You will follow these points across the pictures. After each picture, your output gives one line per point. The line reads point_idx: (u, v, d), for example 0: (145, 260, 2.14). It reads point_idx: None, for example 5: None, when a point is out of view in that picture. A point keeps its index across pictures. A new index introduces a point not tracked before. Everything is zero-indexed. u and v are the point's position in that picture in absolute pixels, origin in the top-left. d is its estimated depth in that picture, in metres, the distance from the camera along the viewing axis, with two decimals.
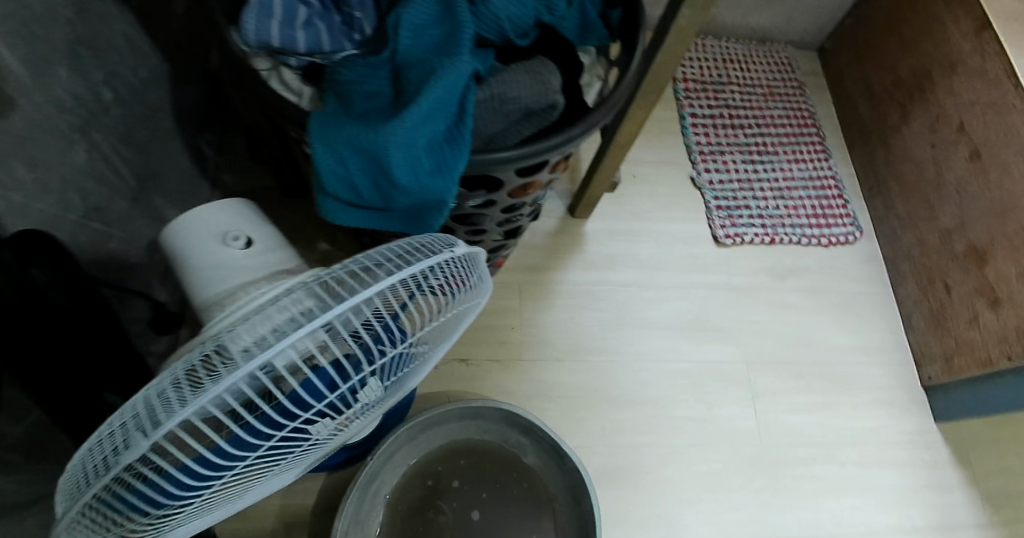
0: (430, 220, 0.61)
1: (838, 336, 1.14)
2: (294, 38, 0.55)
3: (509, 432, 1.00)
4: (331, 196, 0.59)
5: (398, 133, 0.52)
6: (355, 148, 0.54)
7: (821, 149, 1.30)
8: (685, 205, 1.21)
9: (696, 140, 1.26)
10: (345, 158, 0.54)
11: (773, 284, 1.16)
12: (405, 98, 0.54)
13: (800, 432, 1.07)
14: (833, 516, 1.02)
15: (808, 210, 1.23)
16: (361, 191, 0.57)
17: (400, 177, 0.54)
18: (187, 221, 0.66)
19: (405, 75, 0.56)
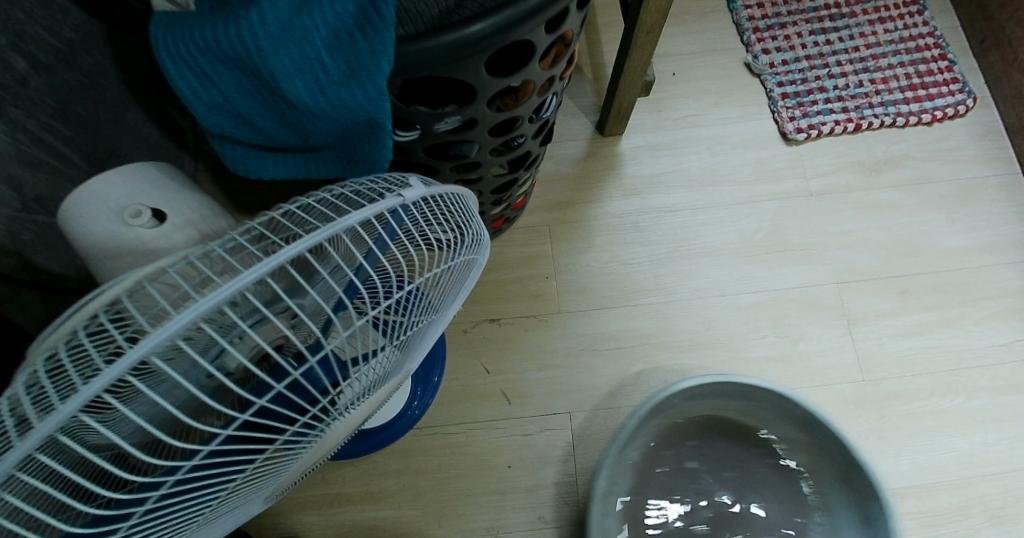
0: (370, 151, 0.42)
1: (956, 236, 0.90)
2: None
3: (760, 414, 0.73)
4: (227, 138, 0.42)
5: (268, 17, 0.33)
6: (218, 55, 0.35)
7: (911, 2, 1.02)
8: (742, 100, 0.97)
9: (748, 15, 1.01)
10: (211, 71, 0.36)
11: (866, 181, 0.92)
12: None
13: (914, 361, 0.85)
14: (966, 459, 0.81)
15: (902, 82, 0.97)
16: (259, 122, 0.39)
17: (292, 90, 0.35)
18: (75, 202, 0.48)
19: None
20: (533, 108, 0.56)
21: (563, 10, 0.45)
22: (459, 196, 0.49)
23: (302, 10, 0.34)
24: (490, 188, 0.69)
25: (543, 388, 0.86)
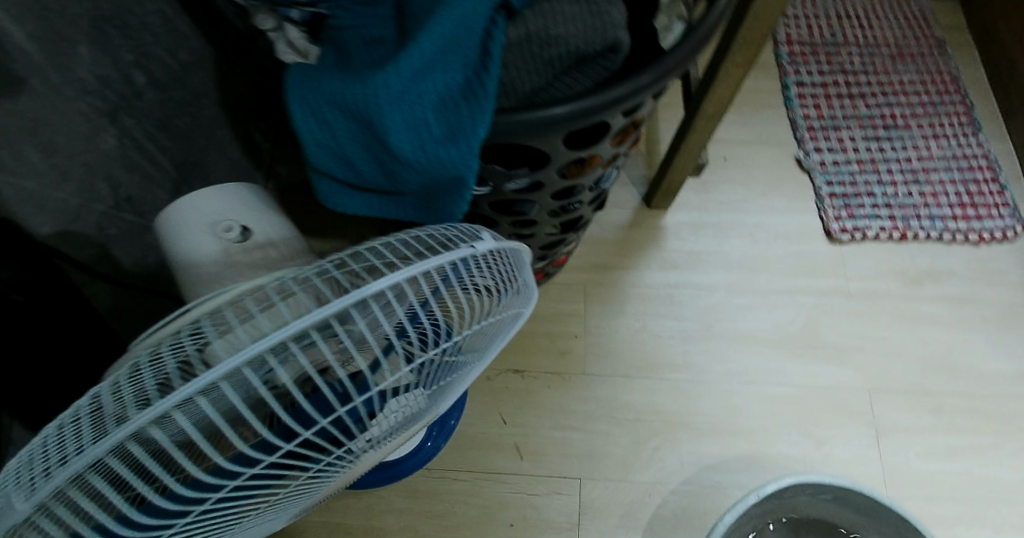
0: (453, 205, 0.44)
1: (993, 359, 0.89)
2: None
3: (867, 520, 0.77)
4: (327, 174, 0.45)
5: (389, 79, 0.37)
6: (339, 107, 0.39)
7: (967, 122, 1.03)
8: (790, 193, 0.99)
9: (804, 113, 1.04)
10: (330, 120, 0.40)
11: (906, 290, 0.93)
12: (407, 37, 0.38)
13: (939, 480, 0.83)
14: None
15: (950, 198, 0.98)
16: (360, 167, 0.43)
17: (398, 145, 0.38)
18: (176, 214, 0.51)
19: (410, 9, 0.40)
20: (595, 178, 0.59)
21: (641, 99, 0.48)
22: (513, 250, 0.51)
23: (421, 73, 0.37)
24: (538, 245, 0.71)
25: (557, 448, 0.86)
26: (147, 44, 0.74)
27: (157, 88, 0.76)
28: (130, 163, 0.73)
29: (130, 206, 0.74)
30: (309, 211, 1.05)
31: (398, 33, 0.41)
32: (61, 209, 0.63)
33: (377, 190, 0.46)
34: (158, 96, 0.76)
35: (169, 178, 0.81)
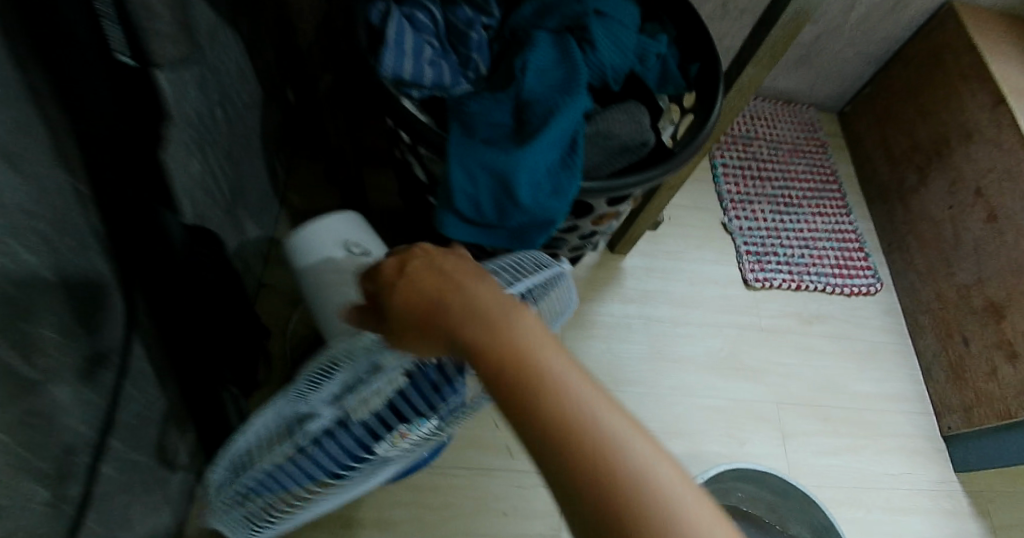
0: (538, 239, 0.62)
1: (863, 383, 1.17)
2: (422, 72, 0.60)
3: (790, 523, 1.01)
4: (450, 212, 0.59)
5: (527, 157, 0.55)
6: (484, 170, 0.56)
7: (842, 205, 1.36)
8: (718, 249, 1.27)
9: (727, 189, 1.33)
10: (473, 178, 0.56)
11: (800, 327, 1.21)
12: (531, 128, 0.57)
13: (826, 473, 1.09)
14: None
15: (832, 260, 1.29)
16: (482, 210, 0.58)
17: (524, 198, 0.56)
18: (318, 229, 0.69)
19: (527, 107, 0.58)
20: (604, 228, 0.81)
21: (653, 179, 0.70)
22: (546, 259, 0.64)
23: (547, 149, 0.56)
24: None
25: None
26: None
27: None
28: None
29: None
30: None
31: (513, 119, 0.58)
32: None
33: (482, 226, 0.60)
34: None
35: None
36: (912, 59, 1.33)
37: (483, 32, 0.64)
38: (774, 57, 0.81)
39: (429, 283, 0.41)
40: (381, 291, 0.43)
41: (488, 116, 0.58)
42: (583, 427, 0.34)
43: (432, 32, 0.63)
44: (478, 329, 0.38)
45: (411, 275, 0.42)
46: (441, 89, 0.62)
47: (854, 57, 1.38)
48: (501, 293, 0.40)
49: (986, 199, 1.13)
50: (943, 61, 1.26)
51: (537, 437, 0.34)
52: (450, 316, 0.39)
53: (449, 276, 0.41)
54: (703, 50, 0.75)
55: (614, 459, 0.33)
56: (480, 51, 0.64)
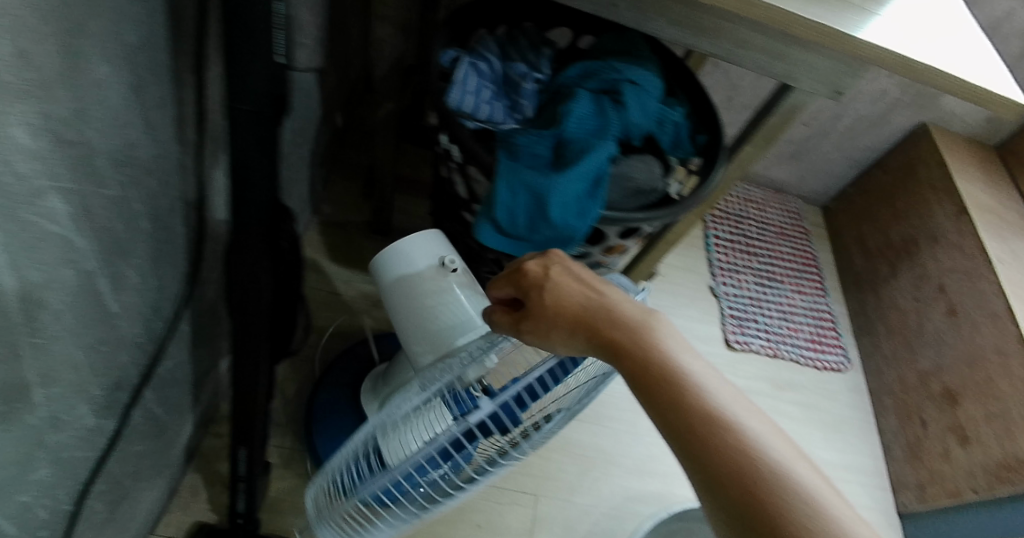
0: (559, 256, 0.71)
1: (827, 451, 1.24)
2: (480, 109, 0.72)
3: None
4: (487, 222, 0.68)
5: (562, 182, 0.65)
6: (524, 189, 0.66)
7: (820, 288, 1.48)
8: (705, 310, 1.38)
9: (717, 257, 1.46)
10: (514, 195, 0.66)
11: (773, 392, 1.30)
12: (567, 160, 0.67)
13: None
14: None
15: (807, 335, 1.40)
16: (516, 223, 0.67)
17: (554, 217, 0.66)
18: (412, 241, 0.78)
19: (565, 144, 0.69)
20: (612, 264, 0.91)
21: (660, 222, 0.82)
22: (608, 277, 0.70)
23: (579, 179, 0.66)
24: None
25: (521, 468, 1.11)
26: None
27: None
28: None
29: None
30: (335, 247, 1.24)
31: (551, 152, 0.69)
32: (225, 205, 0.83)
33: (512, 239, 0.70)
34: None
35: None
36: (890, 167, 1.49)
37: (533, 84, 0.76)
38: (769, 140, 0.94)
39: (586, 300, 0.50)
40: (527, 293, 0.51)
41: (530, 147, 0.68)
42: (752, 443, 0.40)
43: (491, 77, 0.75)
44: (637, 342, 0.46)
45: (565, 295, 0.50)
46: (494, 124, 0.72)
47: (839, 159, 1.55)
48: (648, 318, 0.48)
49: (947, 296, 1.26)
50: (917, 172, 1.41)
51: (680, 437, 0.42)
52: (610, 336, 0.47)
53: (604, 307, 0.50)
54: (711, 123, 0.88)
55: (767, 456, 0.40)
56: (528, 99, 0.76)
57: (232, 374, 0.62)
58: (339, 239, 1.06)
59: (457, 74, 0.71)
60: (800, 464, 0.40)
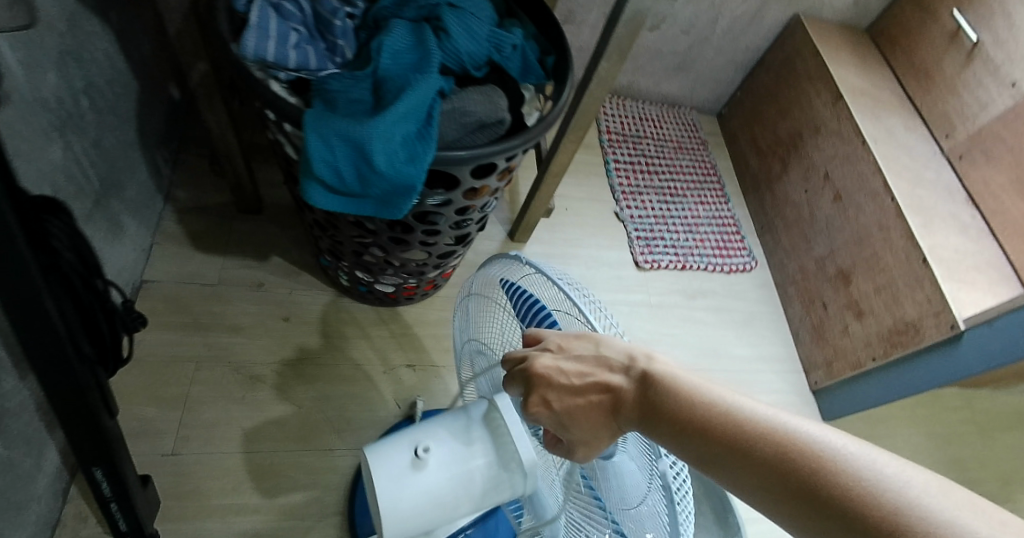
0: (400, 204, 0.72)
1: (739, 347, 1.29)
2: (287, 55, 0.71)
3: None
4: (315, 181, 0.69)
5: (378, 126, 0.66)
6: (342, 139, 0.66)
7: (721, 195, 1.51)
8: (613, 236, 1.37)
9: (619, 181, 1.45)
10: (333, 147, 0.66)
11: (685, 302, 1.33)
12: (385, 102, 0.68)
13: None
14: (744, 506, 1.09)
15: (712, 243, 1.43)
16: (344, 176, 0.68)
17: (380, 162, 0.67)
18: (387, 485, 0.73)
19: (383, 85, 0.70)
20: (482, 204, 0.92)
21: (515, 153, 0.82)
22: (492, 269, 0.76)
23: (399, 121, 0.67)
24: (436, 253, 1.01)
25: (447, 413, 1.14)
26: (116, 87, 0.93)
27: (115, 114, 0.94)
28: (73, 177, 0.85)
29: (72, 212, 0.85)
30: (221, 234, 1.19)
31: (371, 97, 0.70)
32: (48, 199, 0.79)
33: (346, 194, 0.71)
34: (95, 119, 0.89)
35: (93, 191, 0.91)
36: (771, 65, 1.51)
37: (347, 21, 0.76)
38: (623, 53, 0.94)
39: (605, 402, 0.54)
40: (561, 431, 0.55)
41: (347, 94, 0.69)
42: (816, 467, 0.44)
43: (300, 21, 0.75)
44: (677, 414, 0.50)
45: (574, 403, 0.55)
46: (308, 71, 0.73)
47: (723, 64, 1.56)
48: (640, 381, 0.53)
49: (832, 182, 1.30)
50: (795, 65, 1.43)
51: (756, 482, 0.46)
52: (640, 418, 0.52)
53: (603, 391, 0.55)
54: (558, 46, 0.88)
55: (840, 482, 0.43)
56: (345, 40, 0.75)
57: (44, 379, 0.67)
58: (197, 222, 1.18)
59: (253, 20, 0.70)
60: (864, 449, 0.44)
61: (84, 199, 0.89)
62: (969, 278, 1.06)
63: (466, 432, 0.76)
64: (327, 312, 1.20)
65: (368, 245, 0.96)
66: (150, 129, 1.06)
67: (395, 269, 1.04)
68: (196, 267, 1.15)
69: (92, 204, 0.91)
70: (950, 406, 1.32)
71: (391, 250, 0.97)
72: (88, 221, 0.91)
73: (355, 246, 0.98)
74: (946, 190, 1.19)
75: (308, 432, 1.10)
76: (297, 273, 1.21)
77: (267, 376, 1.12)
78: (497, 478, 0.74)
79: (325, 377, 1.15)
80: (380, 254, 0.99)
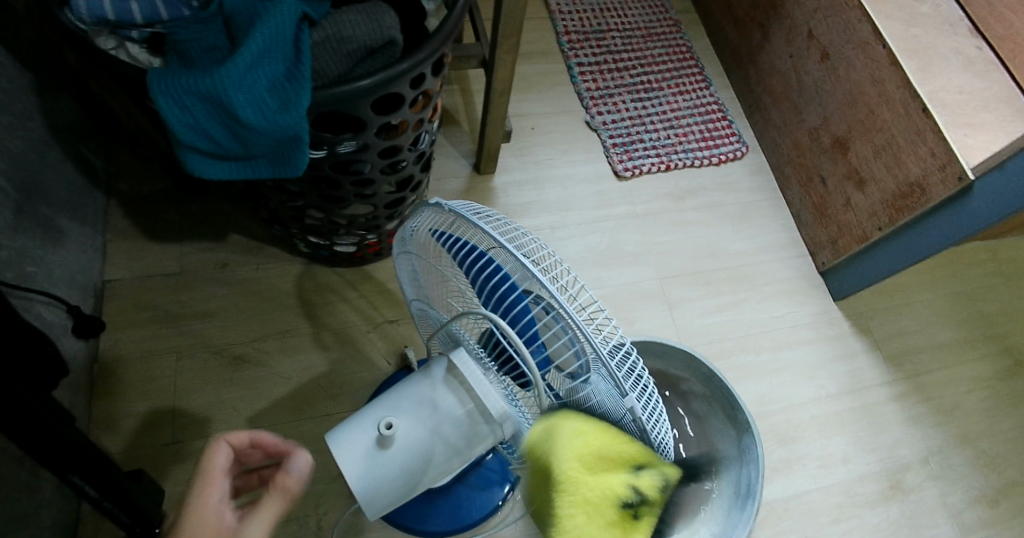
0: (292, 158, 0.65)
1: (737, 243, 1.19)
2: (128, 7, 0.62)
3: None
4: (191, 149, 0.64)
5: (232, 74, 0.58)
6: (198, 96, 0.59)
7: (701, 79, 1.38)
8: (587, 147, 1.26)
9: (586, 86, 1.32)
10: (190, 106, 0.59)
11: (673, 205, 1.22)
12: (239, 43, 0.61)
13: (715, 330, 1.09)
14: (758, 404, 1.02)
15: (696, 134, 1.30)
16: (218, 138, 0.62)
17: (246, 116, 0.59)
18: (363, 473, 0.62)
19: (235, 23, 0.63)
20: (411, 140, 0.83)
21: (421, 74, 0.73)
22: (418, 223, 0.66)
23: (257, 62, 0.59)
24: (382, 204, 0.93)
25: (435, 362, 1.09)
26: (3, 85, 0.86)
27: (12, 114, 0.87)
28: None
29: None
30: (168, 219, 1.09)
31: (229, 40, 0.63)
32: None
33: (232, 159, 0.66)
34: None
35: (11, 200, 0.85)
36: None
37: None
38: None
39: None
40: None
41: (200, 45, 0.62)
42: None
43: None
44: None
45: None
46: (157, 24, 0.64)
47: None
48: None
49: (818, 40, 1.14)
50: None
51: None
52: None
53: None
54: None
55: None
56: None
57: None
58: (143, 214, 1.09)
59: None
60: None
61: (1, 209, 0.82)
62: (977, 119, 0.94)
63: (429, 392, 0.63)
64: (296, 280, 1.10)
65: (303, 208, 0.90)
66: (62, 125, 0.98)
67: (345, 227, 0.97)
68: (153, 257, 1.07)
69: (11, 212, 0.84)
70: (976, 262, 1.21)
71: (331, 207, 0.89)
72: (17, 233, 0.85)
73: (296, 210, 0.92)
74: (945, 24, 1.05)
75: (298, 402, 1.02)
76: (259, 247, 1.11)
77: (248, 355, 1.03)
78: (474, 431, 0.62)
79: (309, 347, 1.06)
80: (321, 216, 0.93)
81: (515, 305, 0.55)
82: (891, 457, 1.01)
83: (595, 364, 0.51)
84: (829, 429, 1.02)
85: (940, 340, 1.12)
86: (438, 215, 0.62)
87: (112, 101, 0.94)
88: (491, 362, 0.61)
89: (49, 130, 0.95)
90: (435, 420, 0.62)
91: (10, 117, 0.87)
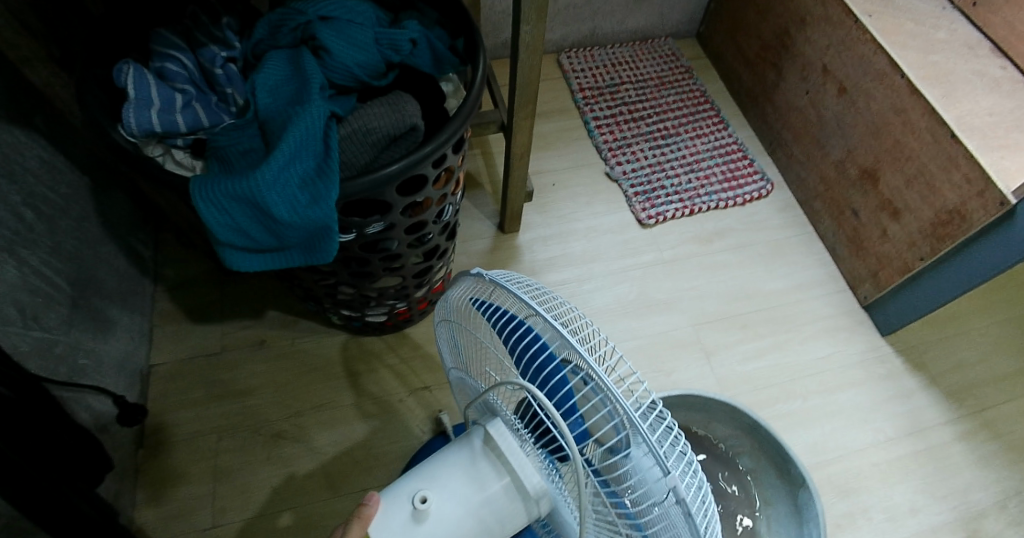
0: (324, 247, 0.66)
1: (772, 283, 1.16)
2: (175, 120, 0.66)
3: None
4: (230, 247, 0.66)
5: (267, 176, 0.60)
6: (236, 199, 0.61)
7: (719, 120, 1.38)
8: (609, 198, 1.26)
9: (603, 139, 1.33)
10: (228, 209, 0.61)
11: (702, 249, 1.20)
12: (272, 145, 0.63)
13: (758, 376, 1.05)
14: (812, 451, 0.98)
15: (718, 176, 1.29)
16: (255, 236, 0.64)
17: (281, 214, 0.61)
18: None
19: (269, 128, 0.66)
20: (435, 214, 0.84)
21: (443, 155, 0.74)
22: (458, 290, 0.65)
23: (289, 162, 0.61)
24: (411, 275, 0.94)
25: None
26: (58, 188, 0.89)
27: (66, 216, 0.90)
28: (35, 290, 0.80)
29: (36, 323, 0.79)
30: (209, 301, 1.09)
31: (263, 143, 0.66)
32: (13, 322, 0.75)
33: (268, 252, 0.67)
34: (43, 225, 0.84)
35: (65, 296, 0.86)
36: None
37: (230, 66, 0.72)
38: (543, 6, 0.83)
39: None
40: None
41: (237, 149, 0.66)
42: None
43: (186, 79, 0.71)
44: None
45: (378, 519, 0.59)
46: (200, 130, 0.68)
47: None
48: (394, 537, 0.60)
49: (834, 75, 1.14)
50: None
51: None
52: None
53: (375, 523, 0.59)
54: (463, 24, 0.78)
55: None
56: (235, 86, 0.71)
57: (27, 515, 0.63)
58: (190, 299, 1.09)
59: (132, 93, 0.65)
60: None
61: (58, 306, 0.84)
62: (1012, 141, 0.91)
63: (468, 464, 0.59)
64: (328, 352, 1.07)
65: (335, 285, 0.91)
66: (112, 219, 1.01)
67: (378, 300, 0.97)
68: (197, 338, 1.06)
69: (66, 308, 0.86)
70: None
71: (360, 278, 0.89)
72: (72, 327, 0.86)
73: (329, 285, 0.93)
74: (965, 47, 1.04)
75: (332, 479, 0.97)
76: (295, 321, 1.09)
77: (288, 431, 1.00)
78: (513, 508, 0.57)
79: (347, 418, 1.02)
80: (351, 290, 0.94)
81: (549, 370, 0.53)
82: (963, 503, 0.95)
83: (636, 435, 0.48)
84: (893, 475, 0.96)
85: (1000, 371, 1.07)
86: (479, 285, 0.61)
87: (160, 198, 0.97)
88: (531, 436, 0.58)
89: (102, 225, 0.98)
90: (474, 493, 0.57)
91: (66, 218, 0.90)
